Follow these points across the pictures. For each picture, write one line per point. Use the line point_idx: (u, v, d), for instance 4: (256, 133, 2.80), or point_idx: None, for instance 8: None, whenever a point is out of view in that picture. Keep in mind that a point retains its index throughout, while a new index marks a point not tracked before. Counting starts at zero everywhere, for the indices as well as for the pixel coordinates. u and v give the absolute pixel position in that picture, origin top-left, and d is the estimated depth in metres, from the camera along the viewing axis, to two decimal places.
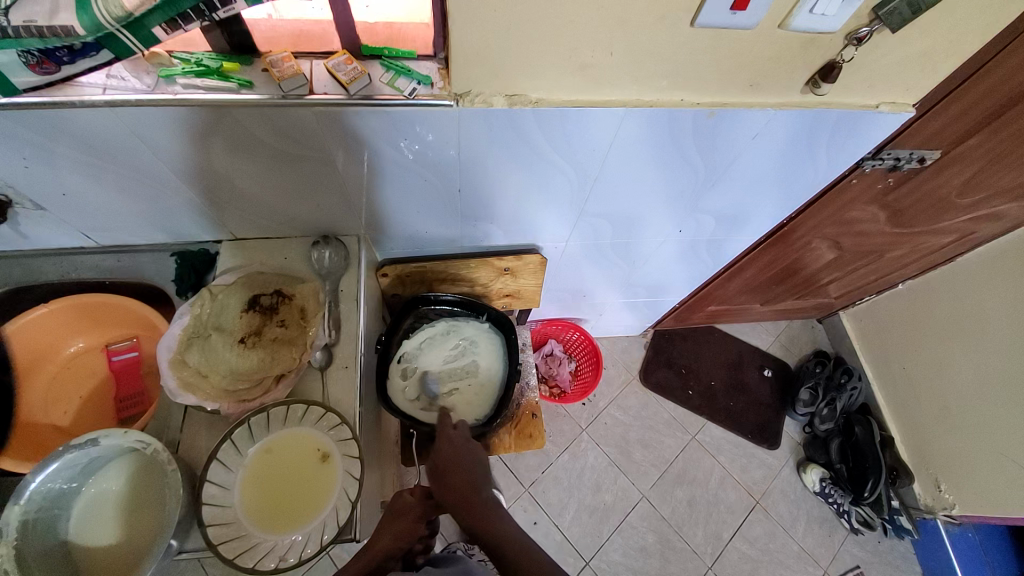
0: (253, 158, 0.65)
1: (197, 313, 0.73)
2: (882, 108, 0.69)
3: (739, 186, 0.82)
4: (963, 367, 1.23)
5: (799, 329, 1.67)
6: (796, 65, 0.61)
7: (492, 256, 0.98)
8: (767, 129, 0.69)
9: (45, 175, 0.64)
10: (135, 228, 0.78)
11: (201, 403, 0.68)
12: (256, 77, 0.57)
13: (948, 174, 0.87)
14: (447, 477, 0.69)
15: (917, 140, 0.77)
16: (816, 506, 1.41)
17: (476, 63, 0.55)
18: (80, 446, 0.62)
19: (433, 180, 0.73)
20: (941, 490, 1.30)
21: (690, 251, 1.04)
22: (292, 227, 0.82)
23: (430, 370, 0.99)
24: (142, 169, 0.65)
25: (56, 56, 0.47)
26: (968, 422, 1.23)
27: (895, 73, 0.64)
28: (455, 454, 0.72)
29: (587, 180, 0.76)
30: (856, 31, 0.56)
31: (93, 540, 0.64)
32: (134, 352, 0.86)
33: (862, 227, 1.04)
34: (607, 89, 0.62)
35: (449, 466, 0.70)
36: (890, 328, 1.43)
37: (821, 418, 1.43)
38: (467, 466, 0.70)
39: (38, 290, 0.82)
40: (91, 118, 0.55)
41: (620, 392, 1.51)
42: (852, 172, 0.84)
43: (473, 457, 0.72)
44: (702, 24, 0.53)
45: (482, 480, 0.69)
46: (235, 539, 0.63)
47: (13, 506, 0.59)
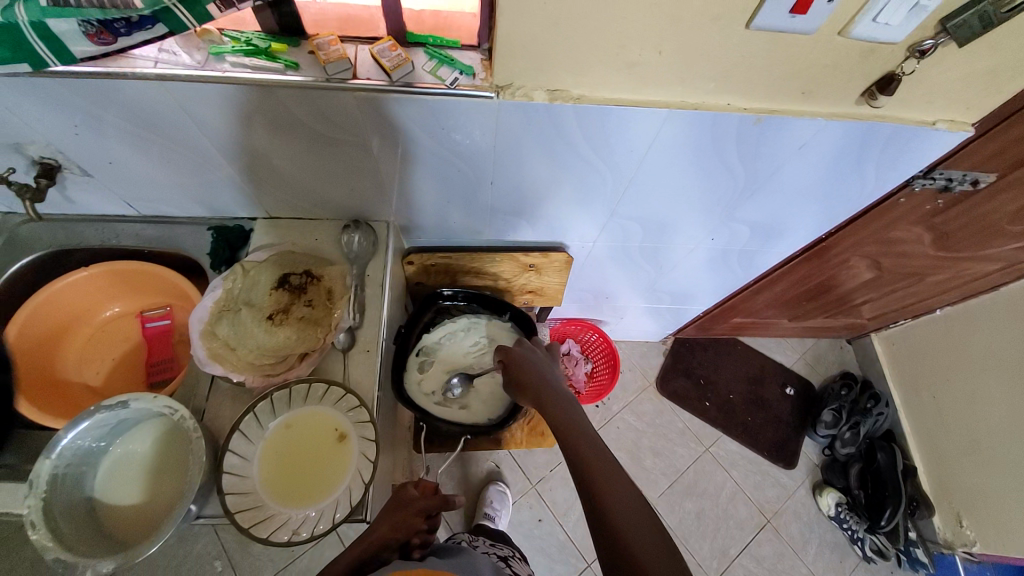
0: (292, 139, 0.66)
1: (229, 287, 0.75)
2: (939, 125, 0.66)
3: (778, 197, 0.80)
4: (997, 400, 1.17)
5: (826, 348, 1.62)
6: (851, 75, 0.58)
7: (518, 252, 0.98)
8: (814, 140, 0.67)
9: (93, 143, 0.66)
10: (174, 200, 0.81)
11: (226, 374, 0.69)
12: (302, 59, 0.57)
13: (1002, 200, 0.83)
14: (519, 382, 0.81)
15: (973, 161, 0.74)
16: (829, 530, 1.37)
17: (518, 56, 0.55)
18: (111, 408, 0.64)
19: (465, 171, 0.73)
20: (963, 526, 1.25)
21: (721, 260, 1.02)
22: (324, 208, 0.83)
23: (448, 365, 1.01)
24: (186, 143, 0.67)
25: (114, 27, 0.48)
26: (997, 459, 1.17)
27: (957, 89, 0.61)
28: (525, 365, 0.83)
29: (621, 182, 0.75)
30: (919, 43, 0.54)
31: (119, 499, 0.66)
32: (166, 320, 0.89)
33: (904, 248, 1.00)
34: (650, 90, 0.60)
35: (518, 371, 0.83)
36: (923, 355, 1.37)
37: (842, 442, 1.39)
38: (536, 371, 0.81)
39: (79, 254, 0.85)
40: (141, 89, 0.57)
41: (634, 397, 1.49)
42: (900, 190, 0.80)
43: (543, 366, 0.83)
44: (757, 28, 0.51)
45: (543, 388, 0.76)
46: (250, 509, 0.65)
47: (44, 460, 0.61)
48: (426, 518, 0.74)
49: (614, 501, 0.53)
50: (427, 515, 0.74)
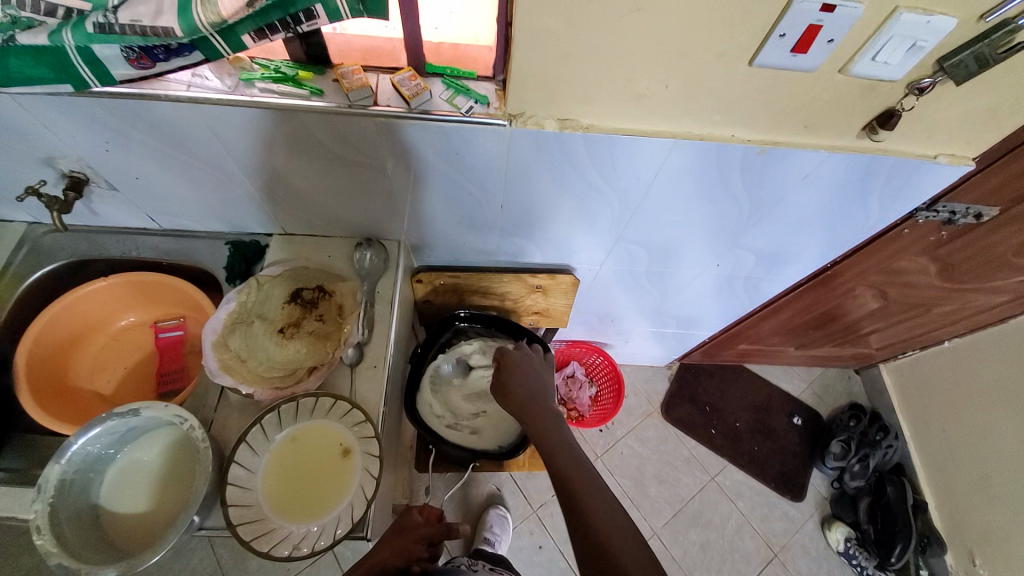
0: (312, 159, 0.68)
1: (243, 300, 0.77)
2: (940, 159, 0.67)
3: (783, 226, 0.81)
4: (1007, 435, 1.15)
5: (834, 378, 1.60)
6: (852, 110, 0.60)
7: (526, 273, 0.99)
8: (817, 170, 0.69)
9: (123, 159, 0.70)
10: (195, 215, 0.83)
11: (236, 385, 0.71)
12: (326, 86, 0.60)
13: (1007, 233, 0.83)
14: (509, 390, 0.81)
15: (975, 194, 0.75)
16: (838, 567, 1.33)
17: (532, 86, 0.58)
18: (122, 415, 0.65)
19: (477, 194, 0.75)
20: (975, 564, 1.21)
21: (726, 286, 1.03)
22: (338, 226, 0.85)
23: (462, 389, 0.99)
24: (211, 161, 0.70)
25: (154, 53, 0.51)
26: (1009, 496, 1.15)
27: (957, 125, 0.63)
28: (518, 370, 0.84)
29: (628, 207, 0.77)
30: (918, 81, 0.56)
31: (123, 507, 0.67)
32: (179, 331, 0.90)
33: (909, 279, 1.01)
34: (658, 121, 0.63)
35: (510, 378, 0.83)
36: (932, 387, 1.36)
37: (851, 474, 1.37)
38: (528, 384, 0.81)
39: (100, 264, 0.87)
40: (173, 110, 0.60)
41: (639, 422, 1.48)
42: (904, 221, 0.81)
43: (535, 376, 0.84)
44: (760, 64, 0.53)
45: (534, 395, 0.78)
46: (253, 522, 0.65)
47: (53, 465, 0.62)
48: (427, 546, 0.74)
49: (612, 538, 0.54)
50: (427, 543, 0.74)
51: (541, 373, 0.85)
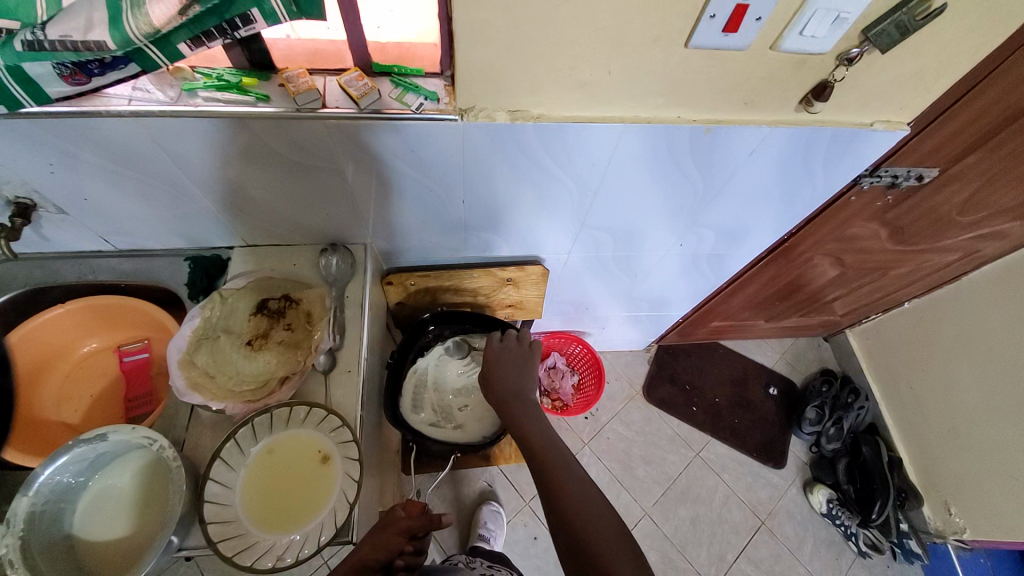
0: (266, 168, 0.68)
1: (207, 315, 0.75)
2: (877, 126, 0.71)
3: (739, 201, 0.84)
4: (971, 388, 1.22)
5: (805, 347, 1.66)
6: (790, 84, 0.63)
7: (495, 267, 1.00)
8: (763, 145, 0.71)
9: (68, 180, 0.68)
10: (152, 233, 0.82)
11: (206, 403, 0.69)
12: (273, 92, 0.60)
13: (948, 192, 0.88)
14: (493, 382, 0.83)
15: (913, 157, 0.79)
16: (822, 529, 1.38)
17: (479, 80, 0.58)
18: (89, 442, 0.64)
19: (438, 191, 0.75)
20: (952, 514, 1.27)
21: (692, 265, 1.05)
22: (301, 233, 0.84)
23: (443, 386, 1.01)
24: (162, 176, 0.68)
25: (88, 68, 0.50)
26: (977, 445, 1.21)
27: (889, 92, 0.66)
28: (501, 363, 0.85)
29: (588, 194, 0.78)
30: (847, 52, 0.58)
31: (98, 535, 0.65)
32: (144, 354, 0.88)
33: (864, 244, 1.05)
34: (607, 106, 0.64)
35: (493, 372, 0.84)
36: (896, 348, 1.42)
37: (828, 437, 1.42)
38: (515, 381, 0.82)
39: (54, 292, 0.85)
40: (116, 126, 0.59)
41: (622, 406, 1.50)
42: (850, 189, 0.85)
43: (517, 368, 0.84)
44: (696, 46, 0.55)
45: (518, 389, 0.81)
46: (233, 538, 0.64)
47: (21, 498, 0.61)
48: (409, 537, 0.74)
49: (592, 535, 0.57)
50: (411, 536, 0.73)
51: (524, 364, 0.85)
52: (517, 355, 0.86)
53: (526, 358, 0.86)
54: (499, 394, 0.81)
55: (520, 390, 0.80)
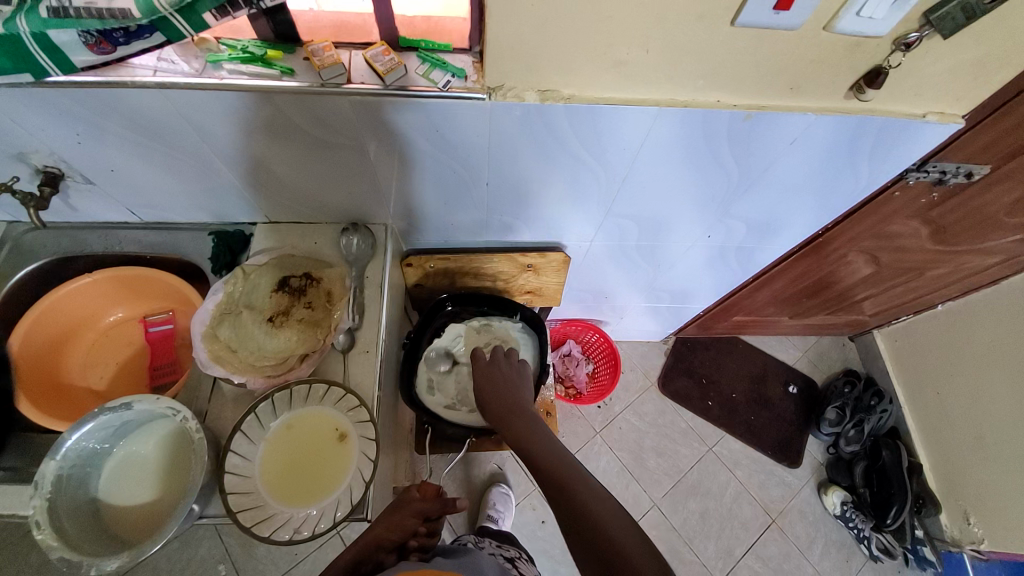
0: (289, 144, 0.67)
1: (230, 290, 0.76)
2: (929, 118, 0.66)
3: (773, 192, 0.80)
4: (1001, 396, 1.16)
5: (829, 346, 1.61)
6: (840, 68, 0.59)
7: (515, 252, 0.98)
8: (805, 134, 0.67)
9: (96, 151, 0.68)
10: (176, 207, 0.82)
11: (228, 375, 0.71)
12: (298, 66, 0.58)
13: (999, 191, 0.83)
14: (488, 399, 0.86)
15: (965, 153, 0.74)
16: (835, 530, 1.36)
17: (508, 57, 0.56)
18: (114, 409, 0.66)
19: (461, 173, 0.74)
20: (970, 523, 1.24)
21: (719, 257, 1.02)
22: (323, 212, 0.84)
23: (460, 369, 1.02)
24: (186, 150, 0.68)
25: (113, 37, 0.50)
26: (1002, 455, 1.17)
27: (946, 82, 0.62)
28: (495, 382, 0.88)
29: (615, 180, 0.76)
30: (904, 36, 0.54)
31: (122, 500, 0.67)
32: (168, 325, 0.90)
33: (902, 243, 1.00)
34: (641, 88, 0.61)
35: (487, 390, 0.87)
36: (925, 352, 1.37)
37: (846, 440, 1.39)
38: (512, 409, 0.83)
39: (82, 261, 0.86)
40: (141, 98, 0.58)
41: (636, 397, 1.49)
42: (894, 183, 0.81)
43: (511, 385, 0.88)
44: (743, 24, 0.52)
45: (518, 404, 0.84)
46: (252, 509, 0.65)
47: (49, 461, 0.63)
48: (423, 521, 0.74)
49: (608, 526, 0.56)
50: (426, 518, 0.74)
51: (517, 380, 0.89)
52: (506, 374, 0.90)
53: (520, 382, 0.90)
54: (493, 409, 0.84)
55: (521, 406, 0.83)
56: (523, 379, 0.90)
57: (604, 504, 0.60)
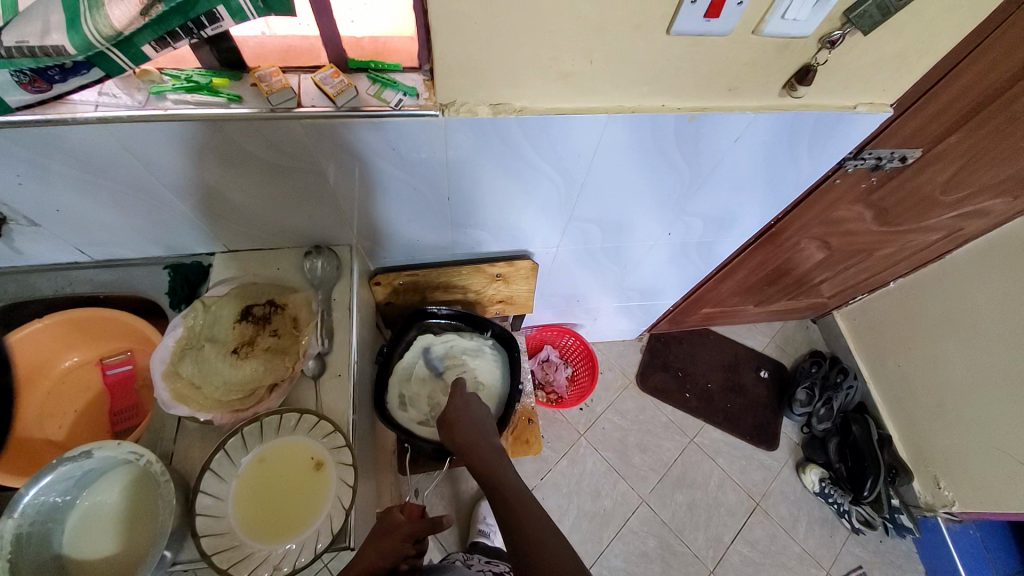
0: (243, 171, 0.66)
1: (190, 325, 0.73)
2: (860, 109, 0.71)
3: (726, 188, 0.83)
4: (958, 364, 1.23)
5: (794, 329, 1.68)
6: (773, 69, 0.62)
7: (484, 263, 0.99)
8: (748, 131, 0.71)
9: (37, 191, 0.65)
10: (129, 242, 0.80)
11: (194, 414, 0.68)
12: (245, 92, 0.58)
13: (930, 172, 0.89)
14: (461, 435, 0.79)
15: (897, 139, 0.79)
16: (816, 507, 1.41)
17: (458, 74, 0.57)
18: (73, 460, 0.62)
19: (422, 189, 0.74)
20: (941, 487, 1.30)
21: (681, 253, 1.05)
22: (284, 237, 0.82)
23: (432, 384, 1.00)
24: (134, 183, 0.66)
25: (48, 75, 0.48)
26: (964, 419, 1.23)
27: (871, 75, 0.66)
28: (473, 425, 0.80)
29: (574, 186, 0.77)
30: (829, 34, 0.58)
31: (89, 553, 0.64)
32: (128, 366, 0.86)
33: (850, 227, 1.06)
34: (590, 97, 0.63)
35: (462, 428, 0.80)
36: (884, 326, 1.44)
37: (818, 418, 1.45)
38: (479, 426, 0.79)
39: (32, 306, 0.82)
40: (83, 134, 0.56)
41: (617, 396, 1.51)
42: (835, 171, 0.85)
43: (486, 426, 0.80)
44: (678, 32, 0.54)
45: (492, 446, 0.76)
46: (230, 549, 0.63)
47: (7, 520, 0.59)
48: (413, 542, 0.72)
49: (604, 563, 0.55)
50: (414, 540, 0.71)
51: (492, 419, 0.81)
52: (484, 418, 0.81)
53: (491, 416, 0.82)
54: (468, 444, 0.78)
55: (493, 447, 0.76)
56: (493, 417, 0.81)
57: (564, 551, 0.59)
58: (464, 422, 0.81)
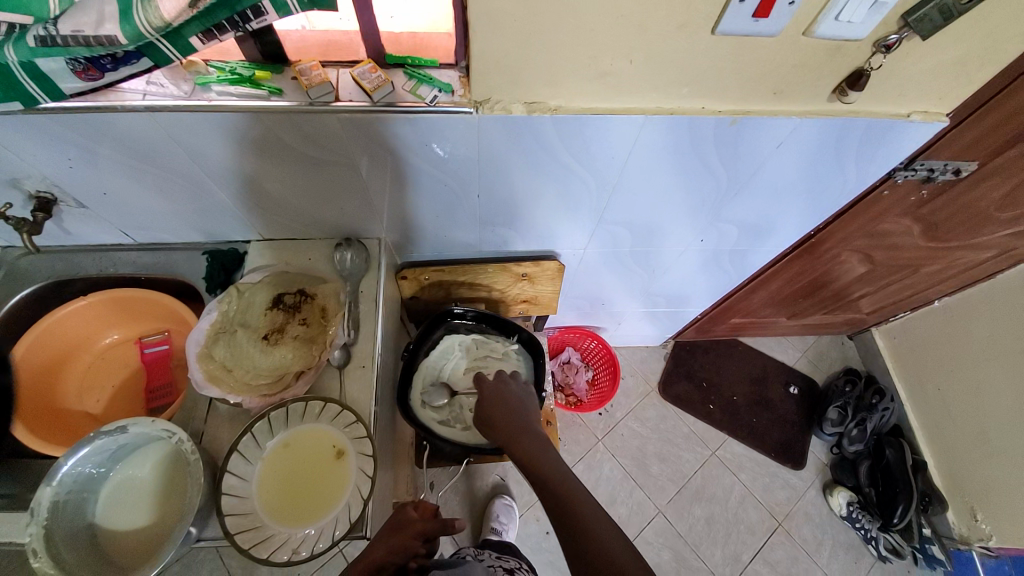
0: (281, 163, 0.67)
1: (225, 309, 0.76)
2: (913, 117, 0.67)
3: (763, 196, 0.80)
4: (1002, 390, 1.16)
5: (829, 345, 1.61)
6: (822, 72, 0.60)
7: (510, 262, 0.99)
8: (791, 137, 0.68)
9: (87, 175, 0.68)
10: (171, 228, 0.83)
11: (224, 396, 0.70)
12: (286, 85, 0.59)
13: (988, 186, 0.83)
14: (494, 420, 0.82)
15: (951, 150, 0.75)
16: (842, 531, 1.35)
17: (495, 72, 0.57)
18: (110, 433, 0.65)
19: (453, 186, 0.74)
20: (977, 520, 1.22)
21: (712, 261, 1.02)
22: (317, 228, 0.84)
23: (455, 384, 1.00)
24: (179, 171, 0.68)
25: (100, 63, 0.50)
26: (1005, 450, 1.16)
27: (927, 82, 0.62)
28: (502, 406, 0.84)
29: (606, 187, 0.76)
30: (884, 38, 0.55)
31: (121, 524, 0.67)
32: (164, 346, 0.89)
33: (894, 240, 1.01)
34: (626, 97, 0.62)
35: (492, 411, 0.84)
36: (925, 346, 1.36)
37: (850, 439, 1.38)
38: (506, 408, 0.84)
39: (77, 284, 0.86)
40: (131, 121, 0.59)
41: (637, 403, 1.49)
42: (883, 182, 0.81)
43: (515, 404, 0.84)
44: (723, 32, 0.53)
45: (518, 427, 0.79)
46: (250, 530, 0.65)
47: (45, 487, 0.62)
48: (423, 541, 0.72)
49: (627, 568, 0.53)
50: (426, 539, 0.71)
51: (524, 399, 0.87)
52: (516, 401, 0.85)
53: (524, 402, 0.86)
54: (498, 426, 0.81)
55: (525, 426, 0.79)
56: (526, 399, 0.87)
57: (604, 525, 0.59)
58: (496, 409, 0.84)
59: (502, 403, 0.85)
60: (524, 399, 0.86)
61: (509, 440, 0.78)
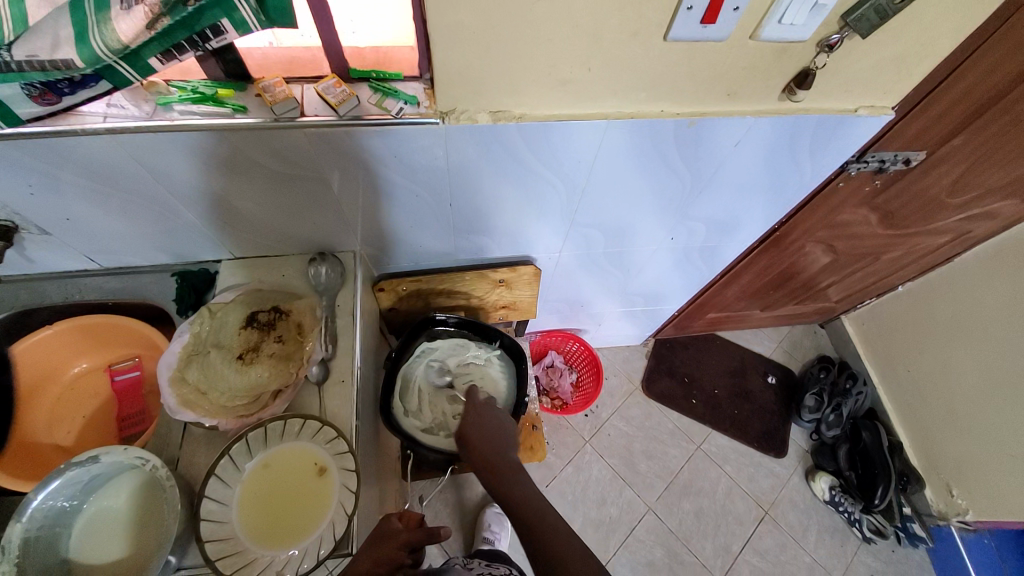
0: (250, 180, 0.67)
1: (197, 330, 0.74)
2: (860, 112, 0.70)
3: (728, 192, 0.83)
4: (967, 368, 1.22)
5: (802, 335, 1.66)
6: (771, 73, 0.62)
7: (488, 269, 0.99)
8: (748, 136, 0.71)
9: (48, 201, 0.67)
10: (139, 251, 0.81)
11: (199, 419, 0.69)
12: (250, 102, 0.59)
13: (937, 173, 0.88)
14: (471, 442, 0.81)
15: (899, 142, 0.79)
16: (827, 515, 1.38)
17: (459, 82, 0.58)
18: (81, 464, 0.63)
19: (425, 196, 0.75)
20: (954, 495, 1.27)
21: (684, 258, 1.05)
22: (290, 244, 0.84)
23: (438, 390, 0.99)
24: (144, 193, 0.67)
25: (58, 88, 0.49)
26: (974, 424, 1.21)
27: (870, 78, 0.66)
28: (485, 432, 0.82)
29: (575, 190, 0.77)
30: (826, 38, 0.58)
31: (98, 557, 0.64)
32: (136, 372, 0.87)
33: (854, 230, 1.05)
34: (588, 103, 0.63)
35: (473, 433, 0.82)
36: (892, 331, 1.42)
37: (828, 424, 1.42)
38: (490, 433, 0.82)
39: (42, 313, 0.83)
40: (93, 144, 0.58)
41: (622, 402, 1.50)
42: (838, 175, 0.85)
43: (497, 430, 0.83)
44: (674, 38, 0.55)
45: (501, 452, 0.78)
46: (232, 555, 0.63)
47: (14, 524, 0.60)
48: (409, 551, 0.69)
49: None
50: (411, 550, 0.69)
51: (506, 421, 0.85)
52: (503, 426, 0.84)
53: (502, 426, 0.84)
54: (479, 452, 0.79)
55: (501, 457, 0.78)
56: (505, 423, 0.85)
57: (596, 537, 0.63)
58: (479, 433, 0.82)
59: (484, 426, 0.83)
60: (505, 423, 0.84)
61: (488, 467, 0.76)
